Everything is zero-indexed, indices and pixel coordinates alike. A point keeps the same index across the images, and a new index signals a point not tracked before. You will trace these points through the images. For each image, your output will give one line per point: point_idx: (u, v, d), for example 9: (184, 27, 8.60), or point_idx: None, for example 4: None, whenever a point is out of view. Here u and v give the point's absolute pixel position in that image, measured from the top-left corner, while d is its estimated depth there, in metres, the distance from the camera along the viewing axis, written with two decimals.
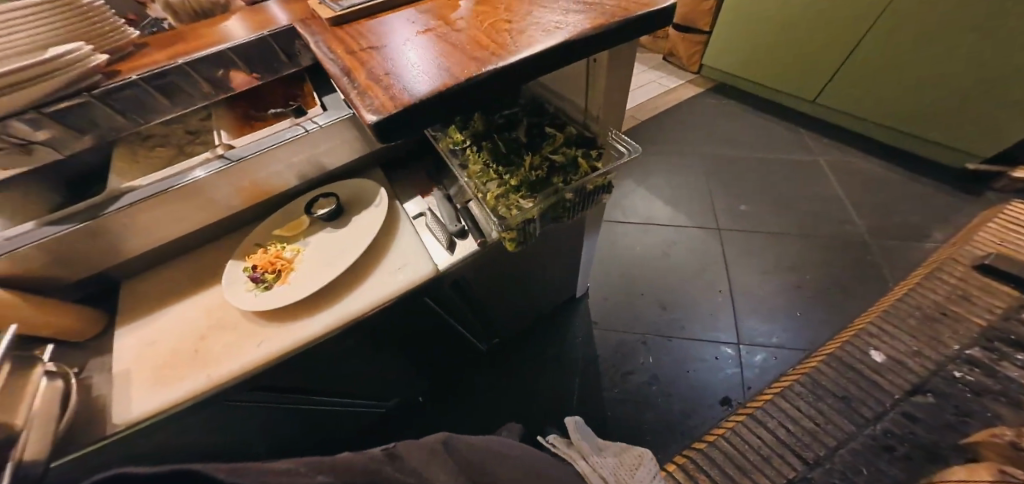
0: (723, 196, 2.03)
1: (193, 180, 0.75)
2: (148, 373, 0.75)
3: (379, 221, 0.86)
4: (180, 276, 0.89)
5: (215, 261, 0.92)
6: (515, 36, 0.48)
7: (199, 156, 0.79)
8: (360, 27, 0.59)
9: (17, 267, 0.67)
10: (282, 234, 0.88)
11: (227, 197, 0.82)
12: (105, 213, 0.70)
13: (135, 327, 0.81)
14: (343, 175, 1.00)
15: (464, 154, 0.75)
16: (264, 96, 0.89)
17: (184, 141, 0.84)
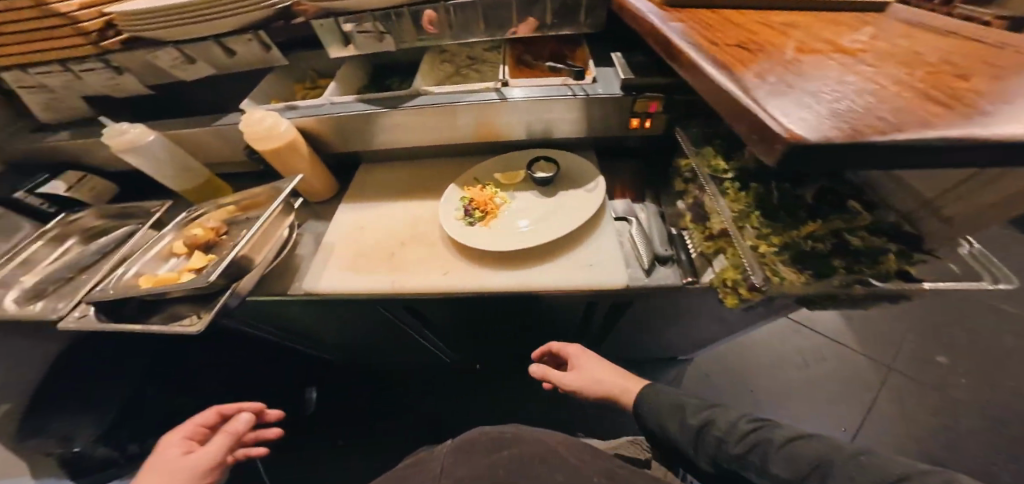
0: (933, 347, 1.57)
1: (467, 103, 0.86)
2: (348, 255, 0.86)
3: (586, 209, 0.83)
4: (399, 178, 1.01)
5: (427, 177, 1.01)
6: (982, 106, 0.35)
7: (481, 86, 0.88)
8: (716, 24, 0.55)
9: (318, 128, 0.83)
10: (499, 180, 0.94)
11: (479, 126, 0.91)
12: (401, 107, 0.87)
13: (357, 207, 0.95)
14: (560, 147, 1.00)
15: (723, 185, 0.69)
16: (540, 47, 0.96)
17: (463, 64, 1.03)
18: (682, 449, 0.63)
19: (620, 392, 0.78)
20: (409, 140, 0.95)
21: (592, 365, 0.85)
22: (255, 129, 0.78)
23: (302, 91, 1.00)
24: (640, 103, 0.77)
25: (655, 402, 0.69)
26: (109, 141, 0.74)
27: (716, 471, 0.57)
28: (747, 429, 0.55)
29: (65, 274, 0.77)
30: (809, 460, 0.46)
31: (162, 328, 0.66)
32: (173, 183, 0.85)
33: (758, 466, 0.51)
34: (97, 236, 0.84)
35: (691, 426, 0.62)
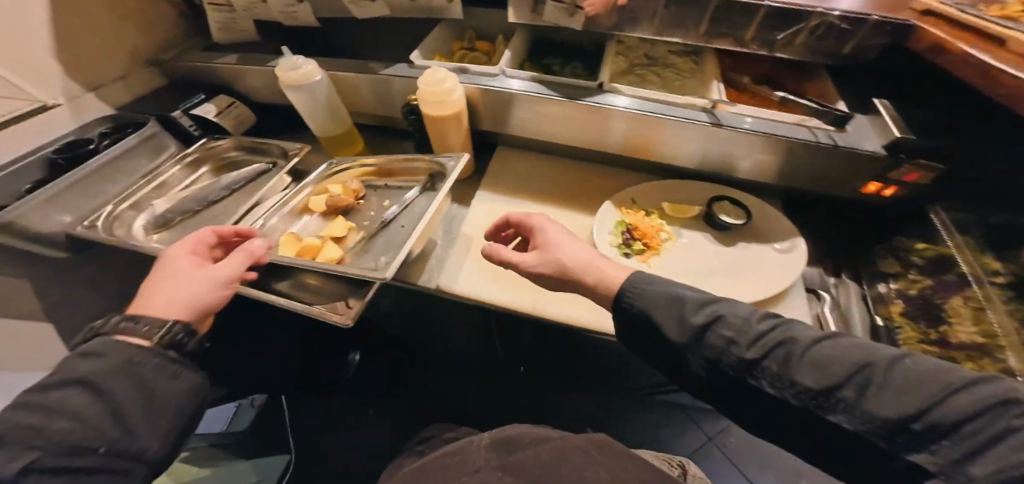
0: None
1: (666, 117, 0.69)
2: (485, 259, 0.75)
3: (785, 276, 0.67)
4: (543, 178, 0.89)
5: (573, 184, 0.88)
6: None
7: (688, 98, 0.69)
8: None
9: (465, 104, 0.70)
10: (665, 209, 0.79)
11: (661, 143, 0.75)
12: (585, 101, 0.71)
13: (495, 200, 0.84)
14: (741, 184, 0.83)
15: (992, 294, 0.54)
16: (755, 64, 0.75)
17: (640, 63, 0.81)
18: (647, 334, 0.48)
19: (584, 266, 0.53)
20: (564, 136, 0.82)
21: (560, 238, 0.57)
22: (430, 92, 0.68)
23: (459, 51, 0.90)
24: (897, 169, 0.62)
25: (693, 312, 0.45)
26: (279, 74, 0.70)
27: (714, 375, 0.43)
28: (763, 330, 0.42)
29: (195, 206, 0.74)
30: (847, 360, 0.37)
31: (316, 311, 0.54)
32: (319, 128, 0.80)
33: (777, 371, 0.40)
34: (227, 171, 0.81)
35: (688, 321, 0.45)
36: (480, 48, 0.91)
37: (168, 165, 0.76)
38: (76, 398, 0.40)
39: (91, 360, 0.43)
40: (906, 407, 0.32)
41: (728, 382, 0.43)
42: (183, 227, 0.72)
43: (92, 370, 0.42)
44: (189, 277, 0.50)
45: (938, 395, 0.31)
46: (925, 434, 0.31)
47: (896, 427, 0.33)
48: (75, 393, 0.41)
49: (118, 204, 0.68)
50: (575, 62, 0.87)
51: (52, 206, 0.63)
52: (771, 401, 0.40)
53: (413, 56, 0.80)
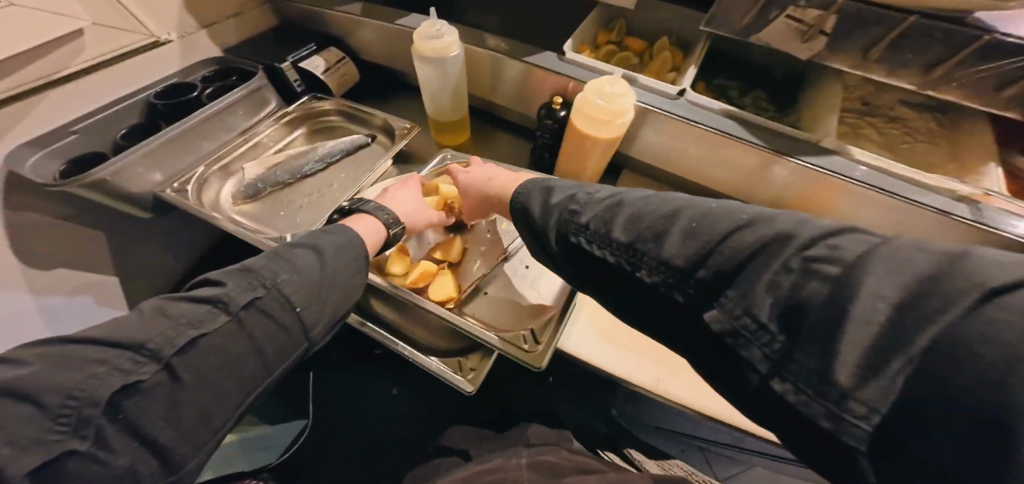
0: None
1: (909, 203, 0.49)
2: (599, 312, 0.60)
3: None
4: None
5: None
6: None
7: (950, 184, 0.49)
8: None
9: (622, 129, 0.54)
10: None
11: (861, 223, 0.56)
12: (793, 158, 0.53)
13: None
14: None
15: None
16: None
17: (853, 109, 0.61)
18: (534, 233, 0.43)
19: (488, 182, 0.52)
20: (721, 181, 0.64)
21: (476, 169, 0.55)
22: (599, 109, 0.52)
23: (606, 45, 0.72)
24: None
25: (553, 197, 0.41)
26: (416, 41, 0.56)
27: (568, 253, 0.38)
28: (601, 194, 0.38)
29: (288, 178, 0.65)
30: (666, 210, 0.33)
31: (437, 366, 0.49)
32: (434, 109, 0.66)
33: (604, 232, 0.35)
34: (325, 138, 0.70)
35: (547, 199, 0.42)
36: (631, 47, 0.72)
37: (265, 125, 0.66)
38: (302, 256, 0.45)
39: (322, 234, 0.48)
40: (829, 355, 0.23)
41: (587, 270, 0.38)
42: (272, 201, 0.64)
43: (322, 241, 0.47)
44: (419, 199, 0.58)
45: (726, 232, 0.28)
46: (815, 334, 0.24)
47: (776, 342, 0.26)
48: (302, 254, 0.45)
49: (209, 167, 0.62)
50: (758, 90, 0.67)
51: (145, 164, 0.56)
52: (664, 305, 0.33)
53: (566, 47, 0.63)
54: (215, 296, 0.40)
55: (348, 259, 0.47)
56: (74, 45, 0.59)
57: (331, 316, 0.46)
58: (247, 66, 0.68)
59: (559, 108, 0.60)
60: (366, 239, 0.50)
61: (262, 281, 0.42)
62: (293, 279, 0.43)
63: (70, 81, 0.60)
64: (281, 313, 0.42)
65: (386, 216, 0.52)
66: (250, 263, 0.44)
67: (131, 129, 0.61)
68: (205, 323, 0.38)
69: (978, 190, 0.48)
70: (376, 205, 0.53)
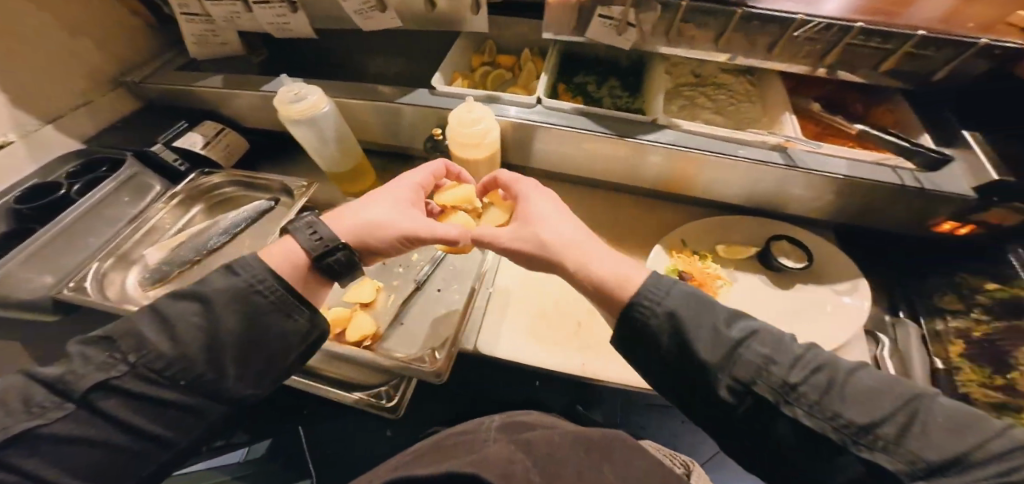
0: None
1: (726, 155, 0.61)
2: (524, 318, 0.69)
3: (847, 330, 0.65)
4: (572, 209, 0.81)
5: (605, 217, 0.80)
6: None
7: (759, 134, 0.62)
8: None
9: (485, 148, 0.60)
10: (721, 251, 0.72)
11: (699, 177, 0.69)
12: (637, 138, 0.64)
13: None
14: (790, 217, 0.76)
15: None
16: (824, 88, 0.70)
17: (690, 83, 0.77)
18: (674, 351, 0.38)
19: (546, 249, 0.46)
20: (595, 170, 0.73)
21: (541, 208, 0.49)
22: (464, 134, 0.58)
23: (480, 67, 0.78)
24: (985, 211, 0.57)
25: (730, 331, 0.38)
26: (279, 107, 0.57)
27: (750, 405, 0.35)
28: (801, 353, 0.37)
29: (193, 255, 0.67)
30: (875, 389, 0.33)
31: (362, 400, 0.53)
32: (328, 165, 0.70)
33: (816, 399, 0.33)
34: (225, 208, 0.72)
35: (723, 335, 0.37)
36: (502, 63, 0.79)
37: (156, 209, 0.67)
38: (186, 311, 0.40)
39: (228, 277, 0.42)
40: None
41: (728, 405, 0.36)
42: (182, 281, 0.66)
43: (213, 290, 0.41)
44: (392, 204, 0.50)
45: (975, 445, 0.29)
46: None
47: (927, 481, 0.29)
48: (188, 306, 0.40)
49: (104, 261, 0.62)
50: (612, 81, 0.82)
51: (31, 268, 0.57)
52: (814, 436, 0.33)
53: (434, 81, 0.68)
54: (61, 376, 0.36)
55: (261, 303, 0.42)
56: None
57: (244, 380, 0.41)
58: (115, 155, 0.69)
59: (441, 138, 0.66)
60: (276, 263, 0.44)
61: (132, 353, 0.38)
62: (171, 337, 0.39)
63: None
64: (158, 387, 0.38)
65: (314, 239, 0.45)
66: (111, 327, 0.39)
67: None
68: (48, 412, 0.35)
69: (782, 139, 0.61)
70: (310, 229, 0.46)
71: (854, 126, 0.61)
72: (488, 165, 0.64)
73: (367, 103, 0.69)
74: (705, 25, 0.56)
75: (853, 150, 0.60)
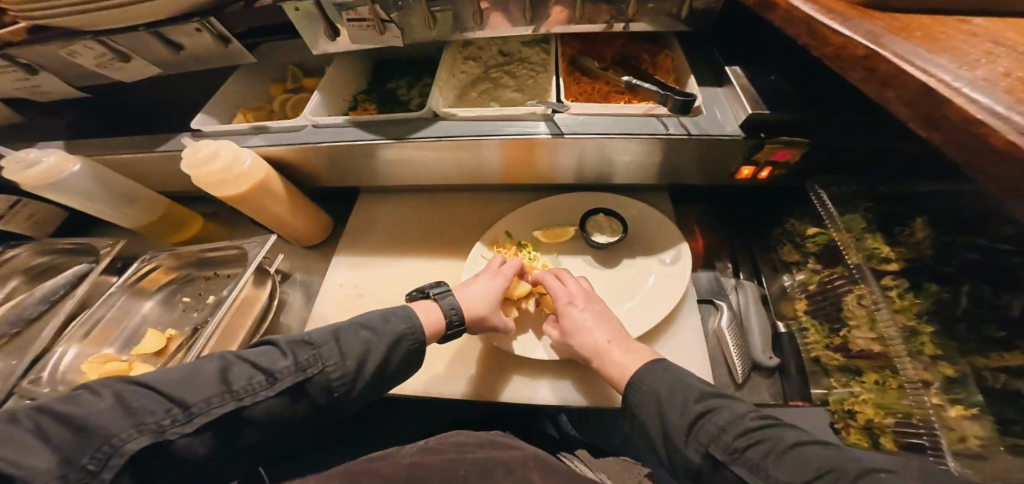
0: None
1: (500, 137, 0.59)
2: None
3: (667, 300, 0.60)
4: (407, 218, 0.79)
5: (439, 222, 0.78)
6: None
7: (527, 109, 0.59)
8: (944, 43, 0.29)
9: (244, 185, 0.58)
10: (539, 238, 0.69)
11: (495, 163, 0.66)
12: (411, 137, 0.62)
13: (355, 260, 0.75)
14: (618, 189, 0.72)
15: (849, 312, 0.54)
16: (607, 43, 0.66)
17: (494, 63, 0.73)
18: (672, 431, 0.45)
19: (601, 356, 0.53)
20: (404, 176, 0.71)
21: (584, 316, 0.56)
22: (201, 174, 0.56)
23: (280, 95, 0.76)
24: (763, 149, 0.51)
25: (697, 402, 0.45)
26: (15, 177, 0.55)
27: (689, 430, 0.44)
28: (756, 425, 0.42)
29: (10, 328, 0.68)
30: (820, 462, 0.36)
31: None
32: (128, 220, 0.68)
33: (755, 462, 0.39)
34: (45, 278, 0.73)
35: (689, 410, 0.45)
36: (309, 86, 0.75)
37: None
38: (360, 341, 0.49)
39: (391, 324, 0.52)
40: None
41: (693, 465, 0.44)
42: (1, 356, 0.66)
43: (389, 328, 0.51)
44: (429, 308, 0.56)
45: None
46: None
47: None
48: (365, 339, 0.50)
49: None
50: (425, 79, 0.77)
51: None
52: (728, 457, 0.41)
53: (193, 124, 0.63)
54: (267, 371, 0.44)
55: (406, 348, 0.52)
56: None
57: (358, 404, 0.51)
58: None
59: None
60: (429, 329, 0.54)
61: (311, 364, 0.47)
62: (354, 372, 0.48)
63: None
64: (322, 397, 0.47)
65: (452, 312, 0.55)
66: (317, 335, 0.49)
67: None
68: (246, 396, 0.43)
69: (548, 108, 0.58)
70: (450, 301, 0.56)
71: (621, 79, 0.58)
72: (270, 197, 0.63)
73: (133, 155, 0.62)
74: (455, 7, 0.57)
75: (626, 109, 0.57)
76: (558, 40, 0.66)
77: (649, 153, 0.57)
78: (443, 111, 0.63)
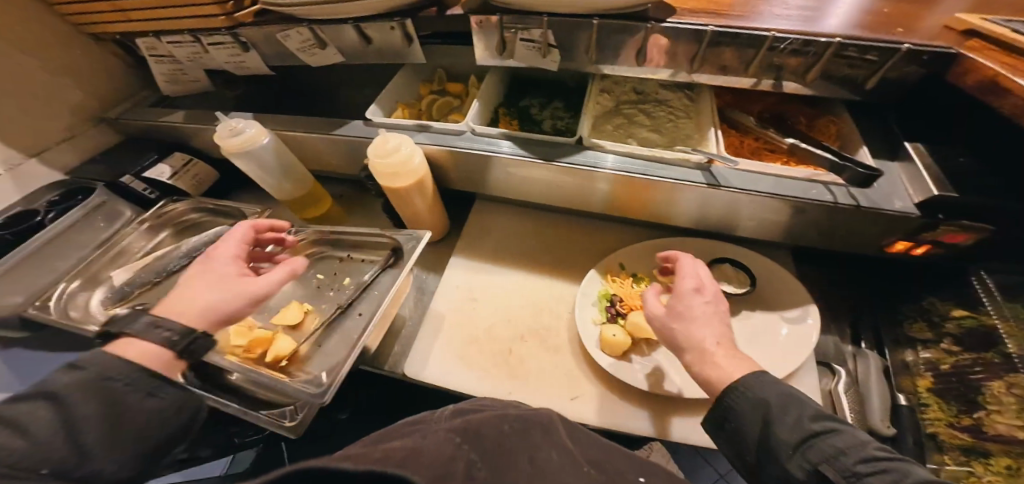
0: None
1: (654, 180, 0.58)
2: (457, 341, 0.69)
3: (794, 355, 0.60)
4: (523, 232, 0.82)
5: (553, 241, 0.81)
6: None
7: (682, 155, 0.58)
8: None
9: (402, 181, 0.62)
10: (658, 275, 0.68)
11: (634, 198, 0.67)
12: (558, 161, 0.61)
13: (470, 264, 0.79)
14: (742, 238, 0.73)
15: (990, 398, 0.54)
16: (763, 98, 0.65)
17: (625, 99, 0.73)
18: (767, 439, 0.38)
19: (702, 354, 0.46)
20: (532, 193, 0.72)
21: (706, 309, 0.49)
22: (381, 165, 0.60)
23: (427, 95, 0.81)
24: (935, 230, 0.52)
25: (808, 420, 0.37)
26: (222, 143, 0.63)
27: (795, 442, 0.36)
28: (880, 455, 0.33)
29: (153, 277, 0.72)
30: None
31: (265, 417, 0.52)
32: (279, 192, 0.74)
33: (853, 470, 0.33)
34: (189, 234, 0.78)
35: (805, 426, 0.37)
36: (451, 91, 0.82)
37: (131, 233, 0.73)
38: (45, 414, 0.33)
39: (72, 372, 0.36)
40: None
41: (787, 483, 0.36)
42: (139, 302, 0.70)
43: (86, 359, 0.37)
44: (242, 294, 0.47)
45: None
46: None
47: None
48: (38, 406, 0.34)
49: (70, 282, 0.67)
50: (555, 102, 0.78)
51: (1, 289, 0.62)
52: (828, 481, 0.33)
53: (368, 114, 0.70)
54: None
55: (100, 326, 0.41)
56: None
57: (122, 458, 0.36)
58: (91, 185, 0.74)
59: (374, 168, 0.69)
60: (143, 373, 0.39)
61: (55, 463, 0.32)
62: (73, 428, 0.34)
63: None
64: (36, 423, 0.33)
65: (161, 333, 0.41)
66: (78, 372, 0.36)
67: None
68: None
69: (705, 157, 0.56)
70: (148, 318, 0.41)
71: (784, 141, 0.57)
72: (417, 193, 0.66)
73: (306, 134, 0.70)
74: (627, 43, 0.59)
75: (793, 170, 0.55)
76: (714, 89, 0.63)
77: (803, 216, 0.56)
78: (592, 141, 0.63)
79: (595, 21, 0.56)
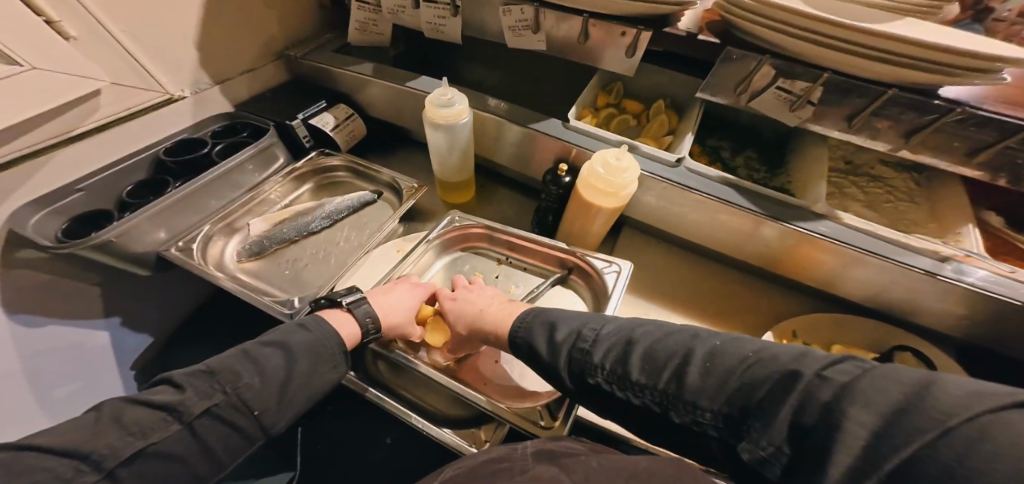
0: None
1: (903, 265, 0.52)
2: None
3: None
4: (677, 273, 0.76)
5: (709, 289, 0.74)
6: None
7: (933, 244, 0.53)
8: None
9: (614, 201, 0.57)
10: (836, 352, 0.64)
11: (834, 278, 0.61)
12: (789, 224, 0.55)
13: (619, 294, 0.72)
14: (927, 337, 0.67)
15: None
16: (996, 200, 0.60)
17: (837, 167, 0.66)
18: (599, 382, 0.42)
19: (485, 314, 0.52)
20: (717, 239, 0.65)
21: (469, 295, 0.56)
22: (604, 181, 0.55)
23: (606, 106, 0.74)
24: None
25: (523, 317, 0.50)
26: (427, 110, 0.58)
27: (615, 372, 0.41)
28: (656, 340, 0.41)
29: (293, 235, 0.65)
30: (729, 367, 0.36)
31: (451, 438, 0.48)
32: (443, 173, 0.69)
33: (677, 391, 0.37)
34: (329, 194, 0.71)
35: (601, 344, 0.43)
36: (629, 108, 0.74)
37: (273, 182, 0.67)
38: (272, 358, 0.44)
39: (302, 333, 0.47)
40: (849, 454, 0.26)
41: (616, 402, 0.42)
42: (275, 260, 0.63)
43: (294, 339, 0.46)
44: (410, 305, 0.55)
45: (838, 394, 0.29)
46: (815, 442, 0.28)
47: (780, 455, 0.31)
48: (273, 352, 0.45)
49: (215, 225, 0.61)
50: (749, 150, 0.70)
51: (153, 222, 0.55)
52: (708, 439, 0.36)
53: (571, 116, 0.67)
54: (177, 401, 0.40)
55: (330, 345, 0.47)
56: (86, 106, 0.56)
57: (289, 418, 0.45)
58: (257, 122, 0.68)
59: (563, 175, 0.63)
60: (346, 340, 0.49)
61: (270, 345, 0.45)
62: (261, 376, 0.43)
63: (82, 139, 0.57)
64: (241, 419, 0.42)
65: (367, 320, 0.50)
66: (267, 350, 0.45)
67: (137, 185, 0.58)
68: (155, 432, 0.38)
69: (960, 252, 0.52)
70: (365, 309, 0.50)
71: None
72: (608, 214, 0.60)
73: (495, 119, 0.69)
74: (897, 121, 0.51)
75: None
76: (962, 184, 0.59)
77: None
78: (830, 210, 0.56)
79: (893, 91, 0.47)
